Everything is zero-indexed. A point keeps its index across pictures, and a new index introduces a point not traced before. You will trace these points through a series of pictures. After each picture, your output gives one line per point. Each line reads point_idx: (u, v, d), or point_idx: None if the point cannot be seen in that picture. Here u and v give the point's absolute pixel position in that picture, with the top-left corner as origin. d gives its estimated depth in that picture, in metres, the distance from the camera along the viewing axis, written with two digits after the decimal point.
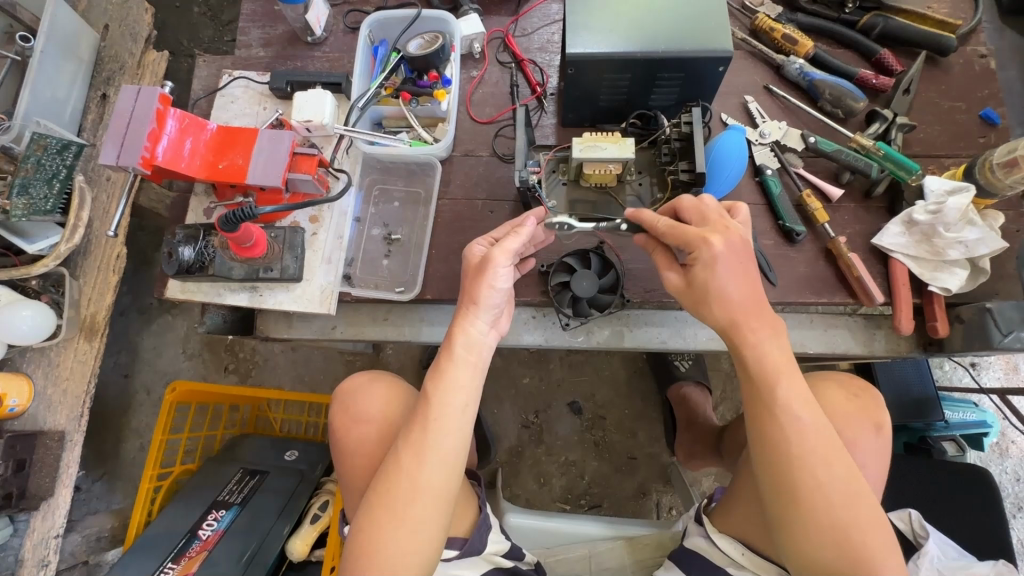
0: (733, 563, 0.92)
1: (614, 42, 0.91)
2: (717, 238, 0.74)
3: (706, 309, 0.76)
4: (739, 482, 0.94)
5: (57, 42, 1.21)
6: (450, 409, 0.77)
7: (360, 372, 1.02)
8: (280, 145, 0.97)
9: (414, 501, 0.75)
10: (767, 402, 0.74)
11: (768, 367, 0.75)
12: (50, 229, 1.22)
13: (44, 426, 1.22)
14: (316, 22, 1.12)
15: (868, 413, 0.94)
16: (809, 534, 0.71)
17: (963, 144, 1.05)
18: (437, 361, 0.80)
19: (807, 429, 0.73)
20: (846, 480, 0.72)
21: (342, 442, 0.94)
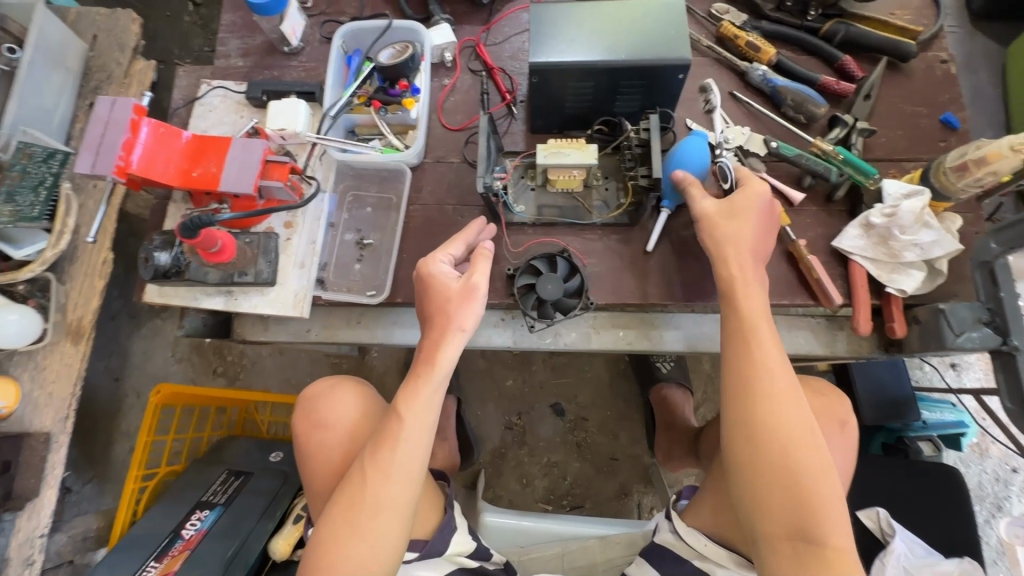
0: (698, 555, 0.95)
1: (576, 51, 0.93)
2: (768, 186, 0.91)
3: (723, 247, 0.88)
4: (711, 477, 0.96)
5: (45, 53, 1.24)
6: (416, 427, 0.82)
7: (323, 378, 1.06)
8: (252, 153, 1.00)
9: (378, 514, 0.79)
10: (747, 388, 0.79)
11: (750, 350, 0.81)
12: (38, 235, 1.24)
13: (30, 428, 1.24)
14: (291, 32, 1.14)
15: (832, 412, 1.00)
16: (778, 524, 0.74)
17: (924, 148, 1.07)
18: (409, 382, 0.84)
19: (785, 412, 0.77)
20: (816, 471, 0.75)
21: (304, 448, 0.98)
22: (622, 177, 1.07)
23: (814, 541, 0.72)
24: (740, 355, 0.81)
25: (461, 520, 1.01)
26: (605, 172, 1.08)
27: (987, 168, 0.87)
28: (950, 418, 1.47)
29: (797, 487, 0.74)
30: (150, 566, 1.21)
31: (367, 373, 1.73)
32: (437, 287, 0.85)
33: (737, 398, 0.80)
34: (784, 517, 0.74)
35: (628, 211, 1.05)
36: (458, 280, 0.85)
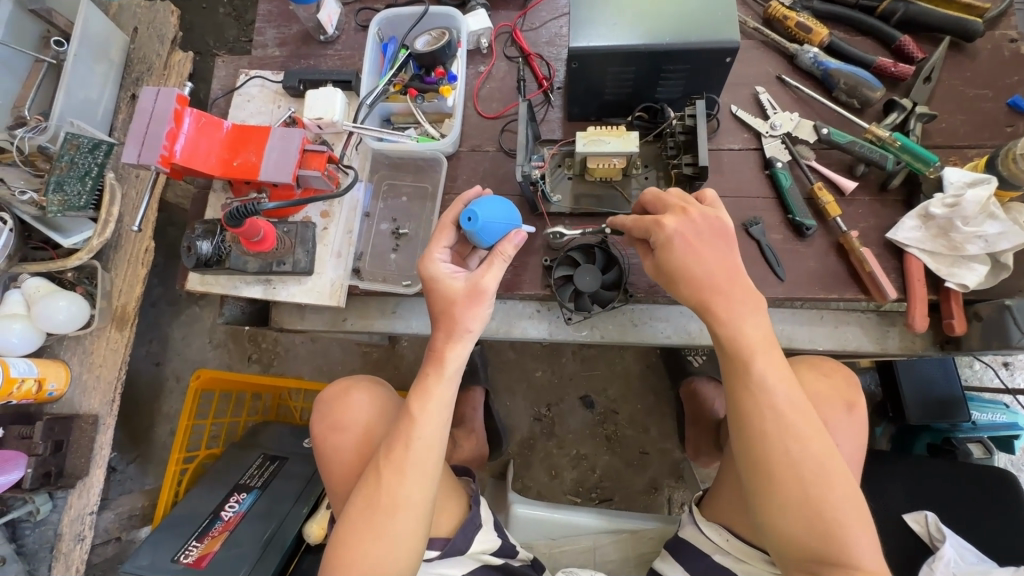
0: (719, 550, 0.92)
1: (619, 34, 0.90)
2: (670, 219, 0.79)
3: (675, 289, 0.81)
4: (728, 470, 0.94)
5: (89, 45, 1.26)
6: (428, 426, 0.82)
7: (338, 381, 1.05)
8: (291, 142, 1.00)
9: (393, 515, 0.79)
10: (742, 378, 0.77)
11: (743, 344, 0.77)
12: (84, 224, 1.30)
13: (80, 409, 1.29)
14: (327, 21, 1.14)
15: (839, 393, 0.92)
16: (785, 512, 0.73)
17: (988, 134, 1.00)
18: (420, 380, 0.84)
19: (783, 402, 0.75)
20: (816, 458, 0.73)
21: (323, 449, 0.98)
22: (663, 166, 1.04)
23: (823, 528, 0.72)
24: (735, 349, 0.77)
25: (486, 516, 1.00)
26: (645, 160, 1.05)
27: None
28: (1003, 420, 1.40)
29: (797, 474, 0.73)
30: (192, 545, 1.24)
31: (397, 362, 1.74)
32: (439, 288, 0.83)
33: (735, 388, 0.78)
34: (792, 505, 0.73)
35: None
36: (462, 280, 0.82)
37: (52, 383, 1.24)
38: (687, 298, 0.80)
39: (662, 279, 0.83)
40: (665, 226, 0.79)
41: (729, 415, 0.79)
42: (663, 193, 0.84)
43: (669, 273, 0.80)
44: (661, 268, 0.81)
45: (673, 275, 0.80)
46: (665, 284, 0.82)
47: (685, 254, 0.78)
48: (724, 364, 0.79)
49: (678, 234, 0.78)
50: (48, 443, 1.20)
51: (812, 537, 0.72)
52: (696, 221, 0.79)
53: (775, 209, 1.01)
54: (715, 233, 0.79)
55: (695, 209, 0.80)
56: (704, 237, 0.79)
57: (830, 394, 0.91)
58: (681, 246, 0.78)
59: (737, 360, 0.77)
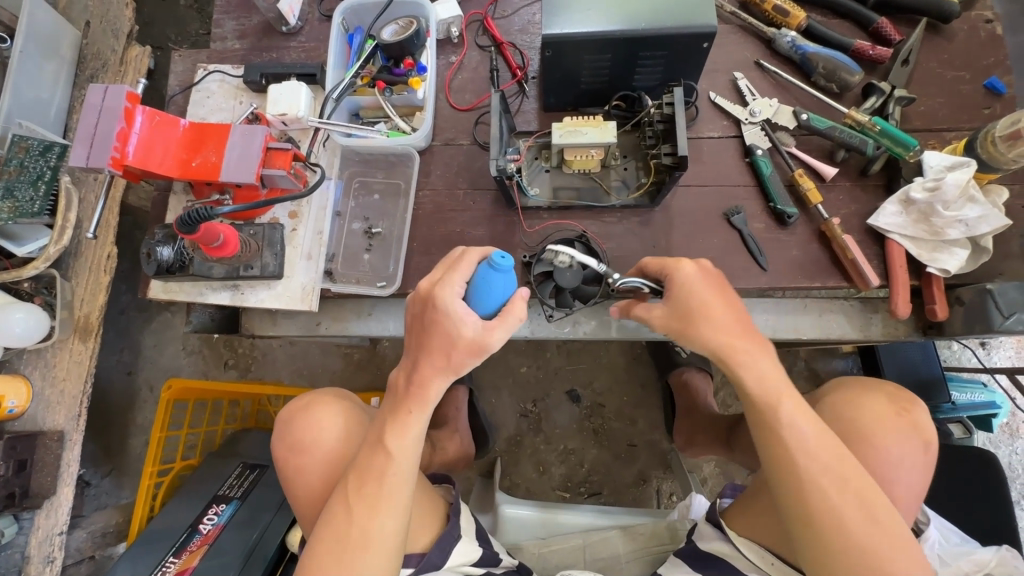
0: (759, 570, 0.88)
1: (593, 20, 0.87)
2: (688, 260, 0.78)
3: (697, 332, 0.76)
4: (757, 487, 0.90)
5: (36, 42, 1.19)
6: (403, 457, 0.79)
7: (297, 399, 1.01)
8: (253, 140, 0.95)
9: (364, 551, 0.76)
10: (772, 423, 0.74)
11: (770, 387, 0.75)
12: (40, 231, 1.23)
13: (44, 426, 1.23)
14: (289, 11, 1.08)
15: (916, 430, 0.87)
16: (831, 555, 0.70)
17: (967, 116, 0.99)
18: (399, 409, 0.80)
19: (814, 442, 0.73)
20: (860, 502, 0.71)
21: (288, 473, 0.94)
22: (642, 156, 1.02)
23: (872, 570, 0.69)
24: (763, 395, 0.75)
25: (465, 527, 0.98)
26: (624, 151, 1.03)
27: None
28: (981, 399, 1.42)
29: (840, 516, 0.70)
30: (169, 562, 1.22)
31: (379, 364, 1.70)
32: (450, 327, 0.75)
33: (762, 433, 0.75)
34: (839, 549, 0.70)
35: (648, 192, 1.00)
36: (472, 327, 0.75)
37: (13, 400, 1.18)
38: (712, 342, 0.75)
39: (675, 327, 0.78)
40: (685, 268, 0.78)
41: (765, 456, 0.76)
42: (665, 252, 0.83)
43: (691, 314, 0.76)
44: (680, 312, 0.77)
45: (693, 313, 0.76)
46: (680, 333, 0.77)
47: (705, 298, 0.76)
48: (750, 410, 0.76)
49: (695, 281, 0.77)
50: (10, 463, 1.14)
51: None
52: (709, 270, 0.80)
53: (756, 197, 0.99)
54: (721, 280, 0.79)
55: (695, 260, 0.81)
56: (715, 282, 0.77)
57: (904, 426, 0.87)
58: (696, 285, 0.76)
59: (765, 405, 0.74)
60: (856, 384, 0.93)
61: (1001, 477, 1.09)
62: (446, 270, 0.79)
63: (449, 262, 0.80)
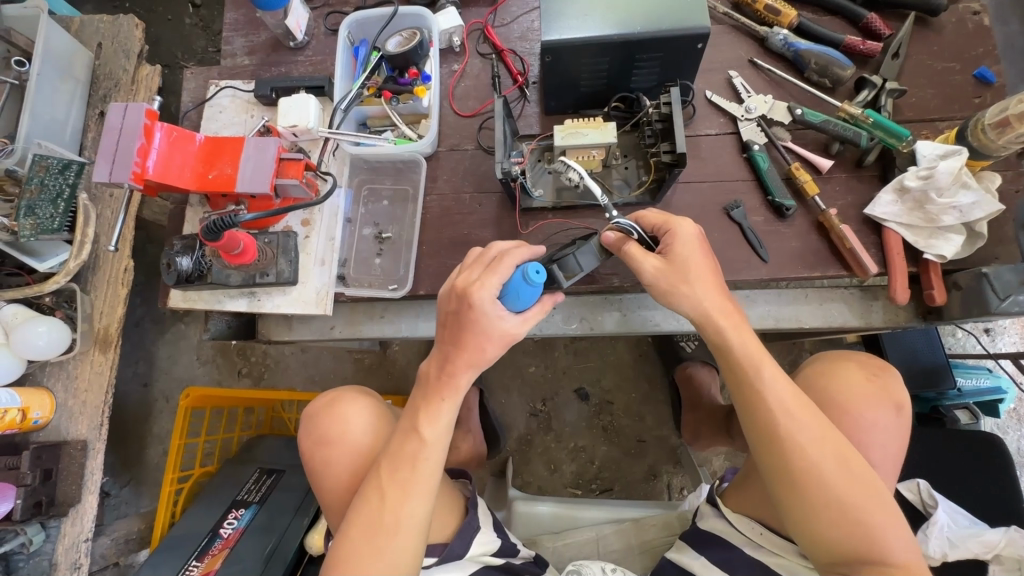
0: (750, 542, 0.92)
1: (590, 26, 0.90)
2: (684, 221, 0.84)
3: (689, 288, 0.81)
4: (751, 463, 0.94)
5: (53, 64, 1.23)
6: (438, 444, 0.83)
7: (319, 395, 1.05)
8: (266, 152, 0.99)
9: (382, 524, 0.79)
10: (750, 389, 0.79)
11: (746, 353, 0.80)
12: (60, 247, 1.27)
13: (67, 436, 1.27)
14: (296, 27, 1.12)
15: (888, 394, 0.90)
16: (809, 512, 0.74)
17: (958, 106, 1.02)
18: (430, 396, 0.84)
19: (792, 406, 0.77)
20: (837, 459, 0.75)
21: (315, 467, 0.97)
22: (642, 155, 1.05)
23: (849, 524, 0.73)
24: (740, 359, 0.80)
25: (483, 519, 1.00)
26: (624, 151, 1.06)
27: None
28: (987, 384, 1.43)
29: (819, 475, 0.74)
30: (192, 565, 1.24)
31: (390, 368, 1.74)
32: (489, 326, 0.80)
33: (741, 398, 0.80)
34: (819, 506, 0.74)
35: (649, 189, 1.03)
36: (509, 322, 0.81)
37: (37, 411, 1.22)
38: (702, 299, 0.81)
39: (672, 276, 0.81)
40: (680, 225, 0.83)
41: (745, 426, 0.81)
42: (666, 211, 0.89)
43: (686, 268, 0.81)
44: (677, 261, 0.81)
45: (690, 271, 0.81)
46: (676, 281, 0.81)
47: (695, 253, 0.82)
48: (729, 374, 0.82)
49: (689, 236, 0.82)
50: (36, 472, 1.18)
51: (840, 533, 0.73)
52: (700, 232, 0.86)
53: (754, 191, 1.02)
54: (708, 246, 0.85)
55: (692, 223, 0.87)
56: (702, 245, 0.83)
57: (876, 394, 0.90)
58: (688, 248, 0.82)
59: (744, 369, 0.80)
60: (829, 357, 0.97)
61: (1007, 459, 1.11)
62: (480, 270, 0.82)
63: (485, 263, 0.83)
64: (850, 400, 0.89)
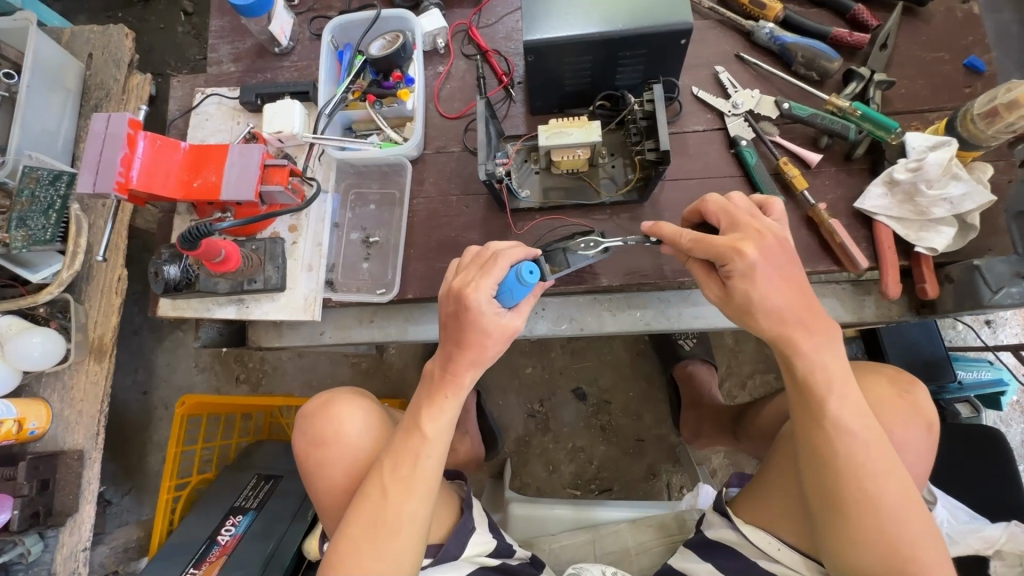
0: (765, 556, 0.89)
1: (572, 24, 0.89)
2: (750, 247, 0.72)
3: (753, 320, 0.75)
4: (772, 474, 0.90)
5: (43, 75, 1.24)
6: (439, 442, 0.82)
7: (317, 396, 1.02)
8: (250, 158, 0.98)
9: (393, 534, 0.78)
10: (818, 416, 0.74)
11: (809, 376, 0.74)
12: (53, 257, 1.28)
13: (64, 446, 1.27)
14: (280, 32, 1.12)
15: (919, 412, 0.87)
16: (859, 544, 0.71)
17: (948, 96, 1.01)
18: (432, 394, 0.83)
19: (861, 438, 0.72)
20: (893, 495, 0.71)
21: (315, 470, 0.95)
22: (628, 152, 1.04)
23: (899, 561, 0.69)
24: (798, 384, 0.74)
25: (479, 519, 0.99)
26: (611, 149, 1.05)
27: (1019, 112, 0.82)
28: (988, 377, 1.41)
29: (876, 509, 0.70)
30: (190, 572, 1.24)
31: (386, 371, 1.73)
32: (489, 325, 0.79)
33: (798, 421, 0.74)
34: (869, 538, 0.70)
35: (636, 187, 1.02)
36: (508, 318, 0.80)
37: (33, 421, 1.22)
38: (770, 330, 0.74)
39: (733, 310, 0.77)
40: (746, 254, 0.72)
41: (803, 450, 0.76)
42: (730, 205, 0.79)
43: (747, 302, 0.74)
44: (736, 298, 0.75)
45: (751, 306, 0.74)
46: (737, 315, 0.76)
47: (765, 284, 0.72)
48: (797, 396, 0.76)
49: (755, 270, 0.72)
50: (33, 482, 1.18)
51: (887, 569, 0.70)
52: (771, 245, 0.73)
53: (743, 187, 1.01)
54: (788, 261, 0.74)
55: (767, 232, 0.75)
56: (778, 267, 0.73)
57: (907, 410, 0.87)
58: (762, 276, 0.72)
59: (814, 395, 0.74)
60: (857, 370, 0.95)
61: (1007, 452, 1.09)
62: (477, 271, 0.80)
63: (482, 263, 0.81)
64: (886, 417, 0.86)
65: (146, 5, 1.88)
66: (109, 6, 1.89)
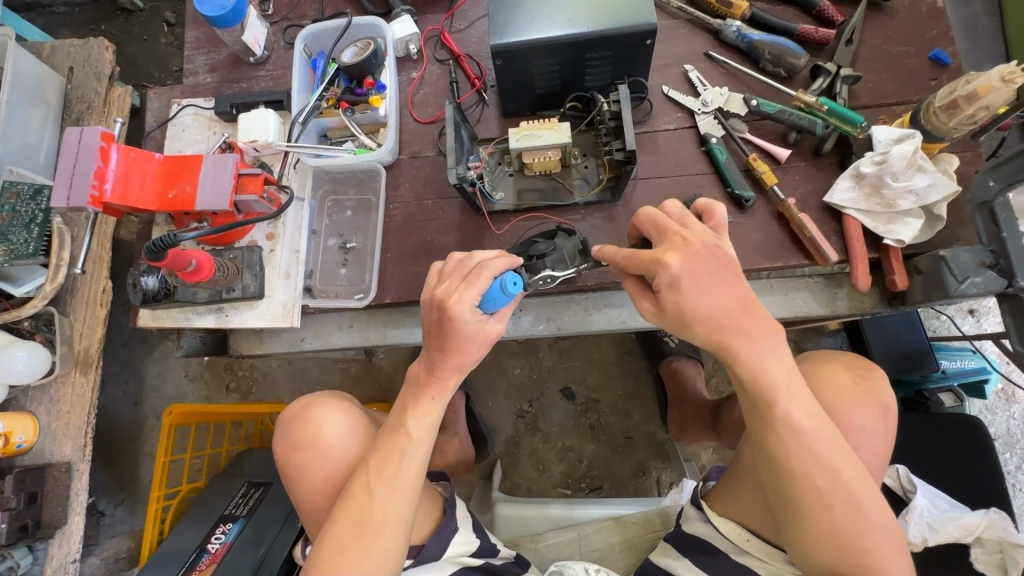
0: (736, 548, 0.90)
1: (538, 28, 0.90)
2: (671, 256, 0.72)
3: (690, 330, 0.75)
4: (739, 466, 0.91)
5: (23, 90, 1.24)
6: (424, 442, 0.81)
7: (296, 401, 1.02)
8: (224, 168, 0.99)
9: (377, 534, 0.77)
10: (766, 421, 0.75)
11: (763, 380, 0.74)
12: (37, 271, 1.29)
13: (52, 458, 1.27)
14: (254, 42, 1.13)
15: (874, 397, 0.88)
16: (814, 538, 0.74)
17: (914, 89, 1.02)
18: (414, 394, 0.83)
19: (813, 438, 0.73)
20: (850, 484, 0.73)
21: (297, 474, 0.94)
22: (600, 153, 1.05)
23: (850, 552, 0.72)
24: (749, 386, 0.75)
25: (462, 519, 1.00)
26: (583, 150, 1.06)
27: (978, 103, 0.83)
28: (971, 366, 1.41)
29: (828, 505, 0.73)
30: None
31: (376, 376, 1.74)
32: (473, 331, 0.78)
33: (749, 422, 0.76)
34: (822, 532, 0.73)
35: (608, 187, 1.03)
36: (495, 324, 0.79)
37: (20, 435, 1.22)
38: (703, 338, 0.74)
39: (670, 323, 0.76)
40: (669, 264, 0.72)
41: (758, 453, 0.78)
42: (660, 215, 0.78)
43: (679, 312, 0.73)
44: (668, 311, 0.74)
45: (684, 316, 0.73)
46: (675, 328, 0.76)
47: (695, 294, 0.72)
48: (746, 400, 0.77)
49: (682, 278, 0.72)
50: (21, 496, 1.19)
51: (839, 559, 0.73)
52: (699, 253, 0.73)
53: (714, 184, 1.02)
54: (720, 266, 0.73)
55: (695, 240, 0.74)
56: (710, 272, 0.72)
57: (861, 395, 0.88)
58: (688, 286, 0.72)
59: (760, 400, 0.74)
60: (815, 359, 0.96)
61: (987, 441, 1.10)
62: (461, 280, 0.78)
63: (466, 272, 0.79)
64: (840, 405, 0.87)
65: (129, 17, 1.89)
66: (92, 19, 1.90)
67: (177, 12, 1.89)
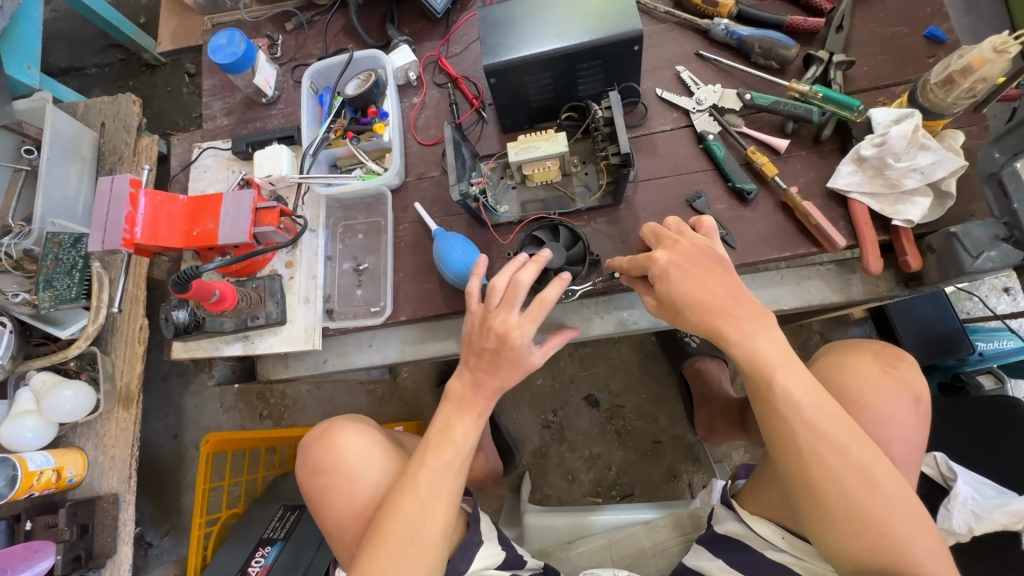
0: (772, 546, 0.88)
1: (528, 45, 0.93)
2: (660, 252, 0.79)
3: (684, 320, 0.79)
4: (766, 463, 0.91)
5: (60, 148, 1.34)
6: (464, 450, 0.84)
7: (319, 425, 1.06)
8: (242, 203, 1.05)
9: (424, 542, 0.80)
10: (769, 398, 0.75)
11: (762, 362, 0.75)
12: (79, 313, 1.36)
13: (100, 490, 1.34)
14: (264, 83, 1.20)
15: (904, 385, 0.87)
16: (834, 527, 0.72)
17: (912, 68, 1.01)
18: (453, 409, 0.86)
19: (813, 414, 0.73)
20: (877, 471, 0.71)
21: (324, 495, 0.97)
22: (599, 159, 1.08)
23: (874, 538, 0.70)
24: (755, 369, 0.76)
25: (486, 532, 1.00)
26: (582, 157, 1.09)
27: (974, 76, 0.82)
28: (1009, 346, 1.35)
29: (840, 486, 0.71)
30: None
31: (401, 394, 1.77)
32: (520, 363, 0.82)
33: (765, 409, 0.76)
34: (840, 519, 0.71)
35: (609, 191, 1.05)
36: (541, 356, 0.84)
37: (70, 470, 1.29)
38: (696, 327, 0.78)
39: (667, 314, 0.81)
40: (657, 258, 0.79)
41: (764, 431, 0.77)
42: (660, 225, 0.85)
43: (676, 304, 0.78)
44: (663, 303, 0.80)
45: (678, 305, 0.78)
46: (671, 318, 0.80)
47: (682, 284, 0.77)
48: (747, 383, 0.78)
49: (673, 268, 0.78)
50: (73, 527, 1.25)
51: (868, 549, 0.71)
52: (687, 251, 0.79)
53: (715, 180, 1.03)
54: (710, 261, 0.78)
55: (687, 240, 0.80)
56: (701, 264, 0.78)
57: (889, 385, 0.86)
58: (676, 275, 0.78)
59: (759, 380, 0.76)
60: (845, 347, 0.94)
61: None
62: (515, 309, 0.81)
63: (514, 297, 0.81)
64: (867, 393, 0.86)
65: (154, 72, 2.02)
66: (121, 77, 2.04)
67: (197, 63, 2.02)
